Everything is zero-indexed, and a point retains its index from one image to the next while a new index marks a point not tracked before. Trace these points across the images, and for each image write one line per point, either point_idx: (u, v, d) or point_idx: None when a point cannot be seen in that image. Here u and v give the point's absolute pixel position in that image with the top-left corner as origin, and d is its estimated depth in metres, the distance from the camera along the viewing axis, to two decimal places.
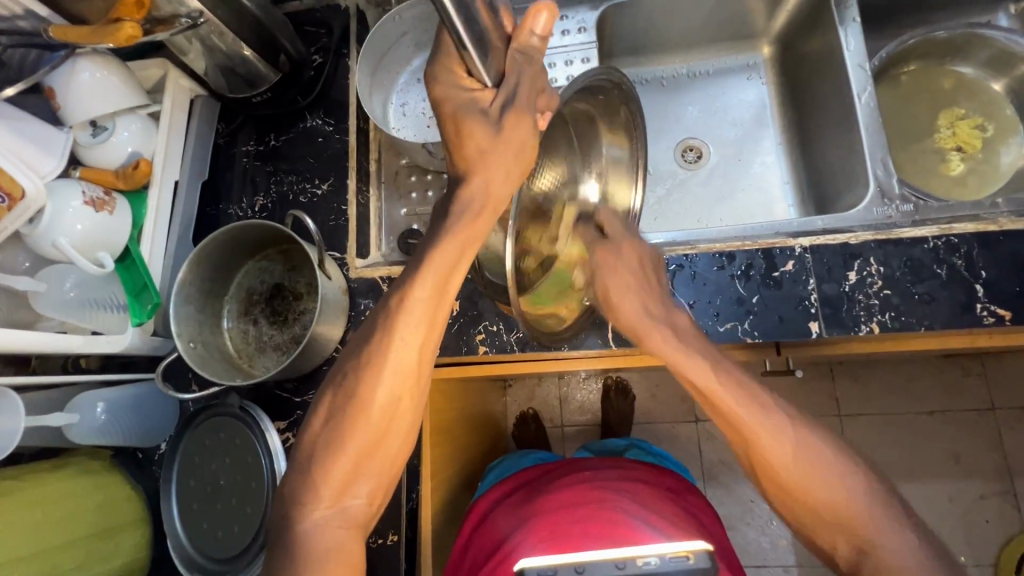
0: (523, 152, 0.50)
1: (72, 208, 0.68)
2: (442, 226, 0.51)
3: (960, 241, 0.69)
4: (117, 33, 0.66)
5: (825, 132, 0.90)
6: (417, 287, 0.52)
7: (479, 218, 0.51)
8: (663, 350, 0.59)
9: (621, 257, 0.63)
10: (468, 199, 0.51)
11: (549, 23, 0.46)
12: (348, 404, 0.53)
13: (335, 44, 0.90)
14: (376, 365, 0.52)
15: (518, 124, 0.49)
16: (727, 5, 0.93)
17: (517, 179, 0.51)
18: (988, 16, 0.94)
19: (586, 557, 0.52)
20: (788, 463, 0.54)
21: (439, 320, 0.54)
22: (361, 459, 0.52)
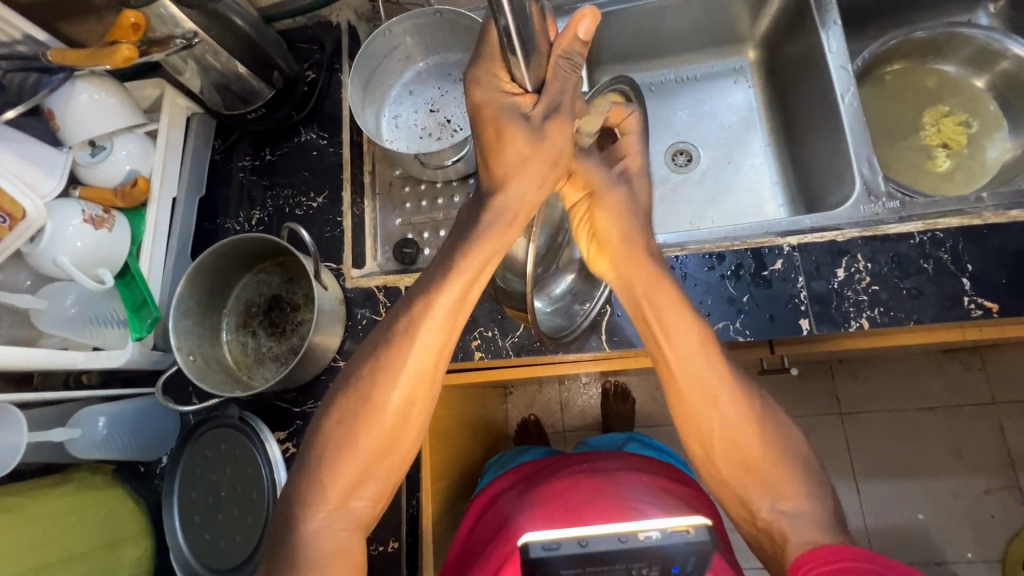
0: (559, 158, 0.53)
1: (73, 227, 0.70)
2: (468, 235, 0.54)
3: (945, 236, 0.70)
4: (114, 55, 0.68)
5: (810, 131, 0.91)
6: (443, 295, 0.54)
7: (510, 226, 0.54)
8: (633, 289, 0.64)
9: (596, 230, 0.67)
10: (502, 206, 0.53)
11: (592, 26, 0.50)
12: (362, 404, 0.55)
13: (328, 59, 0.92)
14: (393, 367, 0.55)
15: (560, 132, 0.51)
16: (712, 11, 0.95)
17: (549, 187, 0.54)
18: (968, 14, 0.95)
19: (590, 529, 0.45)
20: (735, 423, 0.59)
21: (458, 324, 0.56)
22: (371, 460, 0.55)
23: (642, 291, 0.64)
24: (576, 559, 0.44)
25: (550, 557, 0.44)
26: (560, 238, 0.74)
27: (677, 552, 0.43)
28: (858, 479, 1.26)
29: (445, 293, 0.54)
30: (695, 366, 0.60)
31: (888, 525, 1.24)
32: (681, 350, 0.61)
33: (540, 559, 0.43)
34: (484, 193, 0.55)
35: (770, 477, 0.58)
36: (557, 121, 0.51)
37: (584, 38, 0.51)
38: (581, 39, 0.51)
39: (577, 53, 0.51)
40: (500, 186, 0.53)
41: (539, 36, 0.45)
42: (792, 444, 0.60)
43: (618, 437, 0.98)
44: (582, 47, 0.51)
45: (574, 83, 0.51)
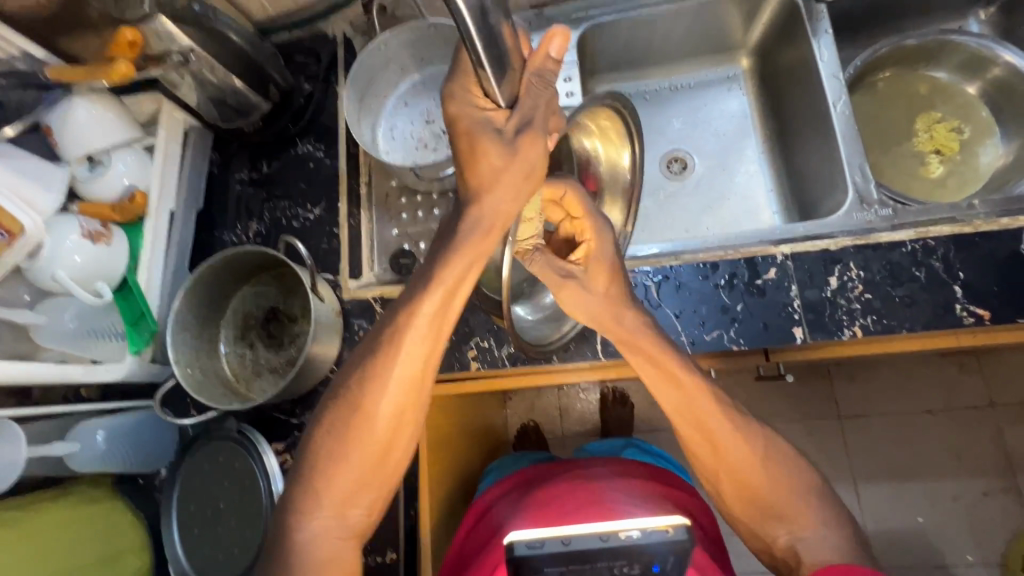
0: (533, 169, 0.49)
1: (70, 241, 0.71)
2: (447, 247, 0.52)
3: (936, 243, 0.71)
4: (111, 71, 0.68)
5: (804, 139, 0.92)
6: (424, 304, 0.53)
7: (487, 238, 0.51)
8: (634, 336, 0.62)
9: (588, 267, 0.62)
10: (476, 218, 0.51)
11: (563, 46, 0.49)
12: (352, 412, 0.55)
13: (324, 72, 0.93)
14: (381, 375, 0.55)
15: (530, 143, 0.48)
16: (705, 21, 0.96)
17: (525, 198, 0.51)
18: (959, 22, 0.96)
19: (572, 529, 0.50)
20: (737, 459, 0.60)
21: (443, 333, 0.55)
22: (366, 467, 0.56)
23: (626, 342, 0.62)
24: (558, 557, 0.48)
25: (534, 555, 0.48)
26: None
27: (655, 549, 0.48)
28: (858, 482, 1.27)
29: (427, 303, 0.53)
30: (685, 412, 0.61)
31: (888, 529, 1.24)
32: (670, 398, 0.61)
33: (524, 557, 0.47)
34: (461, 201, 0.52)
35: (778, 507, 0.59)
36: (525, 136, 0.48)
37: (558, 55, 0.50)
38: (554, 56, 0.49)
39: (550, 71, 0.50)
40: (472, 200, 0.51)
41: (512, 50, 0.44)
42: (789, 464, 0.61)
43: (616, 442, 0.98)
44: (556, 63, 0.50)
45: (548, 98, 0.50)
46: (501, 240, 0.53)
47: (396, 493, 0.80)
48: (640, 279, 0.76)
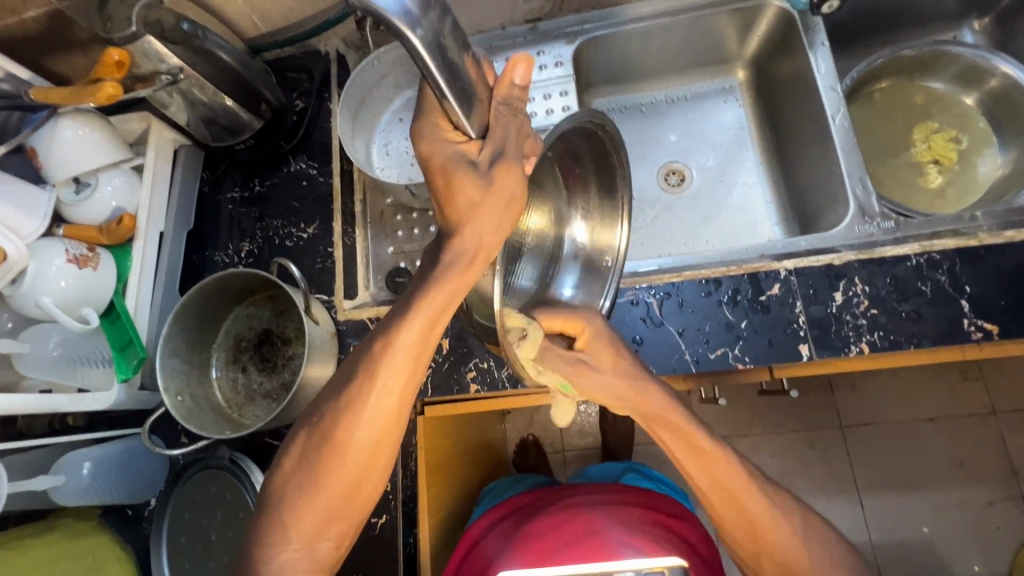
0: (511, 196, 0.47)
1: (55, 266, 0.68)
2: (428, 276, 0.49)
3: (941, 257, 0.70)
4: (97, 93, 0.67)
5: (802, 151, 0.91)
6: (402, 334, 0.51)
7: (469, 269, 0.48)
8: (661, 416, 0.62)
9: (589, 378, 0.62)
10: (457, 246, 0.48)
11: (527, 73, 0.44)
12: (325, 444, 0.53)
13: (317, 88, 0.91)
14: (355, 408, 0.53)
15: (507, 173, 0.46)
16: (700, 34, 0.95)
17: (508, 228, 0.48)
18: (953, 32, 0.96)
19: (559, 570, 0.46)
20: (773, 536, 0.60)
21: (420, 365, 0.53)
22: (336, 501, 0.54)
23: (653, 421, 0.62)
24: None
25: None
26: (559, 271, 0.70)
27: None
28: (862, 493, 1.25)
29: (405, 333, 0.51)
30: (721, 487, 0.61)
31: (894, 540, 1.22)
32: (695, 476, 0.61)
33: None
34: (440, 233, 0.49)
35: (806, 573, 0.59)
36: (501, 165, 0.45)
37: (524, 83, 0.45)
38: (520, 85, 0.45)
39: (518, 98, 0.46)
40: (450, 229, 0.48)
41: (476, 81, 0.42)
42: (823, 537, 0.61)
43: (616, 467, 0.96)
44: (523, 91, 0.45)
45: (519, 124, 0.46)
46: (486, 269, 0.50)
47: (394, 520, 0.77)
48: (641, 296, 0.74)
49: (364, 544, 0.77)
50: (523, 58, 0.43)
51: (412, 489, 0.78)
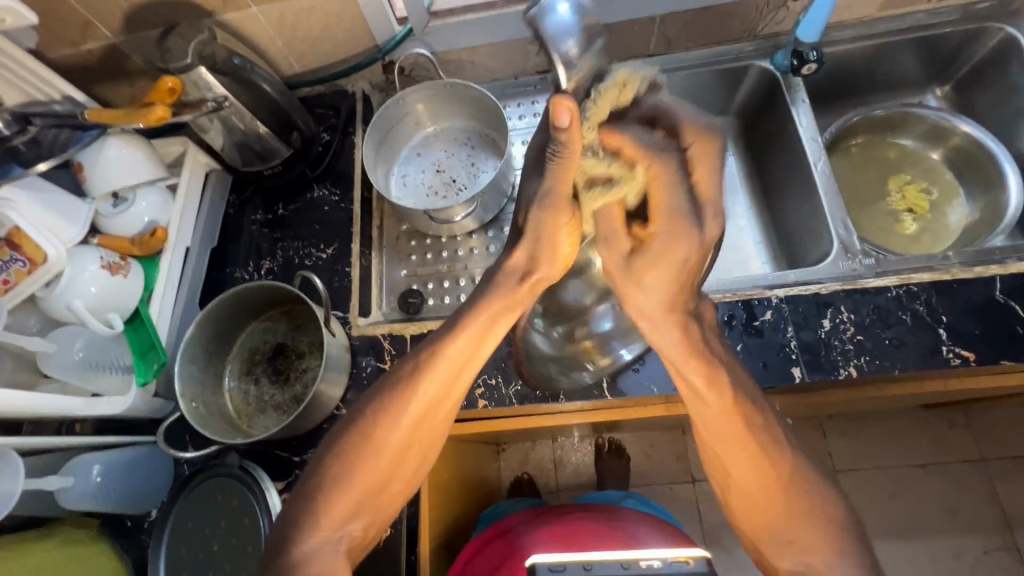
0: (559, 249, 0.59)
1: (89, 272, 0.72)
2: (483, 294, 0.58)
3: (919, 289, 0.76)
4: (147, 115, 0.74)
5: (788, 197, 0.98)
6: (448, 349, 0.58)
7: (515, 291, 0.58)
8: (672, 355, 0.61)
9: (652, 272, 0.60)
10: (512, 270, 0.59)
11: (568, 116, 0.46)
12: (364, 444, 0.58)
13: (342, 123, 0.98)
14: (395, 408, 0.58)
15: (551, 222, 0.57)
16: (692, 91, 1.05)
17: (558, 257, 0.59)
18: (919, 97, 1.07)
19: (594, 556, 0.46)
20: (752, 485, 0.59)
21: (461, 375, 0.60)
22: (367, 491, 0.58)
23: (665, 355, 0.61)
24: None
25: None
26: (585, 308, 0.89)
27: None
28: None
29: (452, 347, 0.58)
30: (726, 446, 0.59)
31: None
32: (695, 414, 0.61)
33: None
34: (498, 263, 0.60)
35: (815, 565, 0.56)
36: (548, 217, 0.56)
37: (570, 125, 0.47)
38: (566, 128, 0.47)
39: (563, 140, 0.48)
40: (508, 254, 0.59)
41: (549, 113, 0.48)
42: None
43: (615, 493, 0.97)
44: (570, 133, 0.48)
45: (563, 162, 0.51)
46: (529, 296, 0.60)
47: (397, 535, 0.77)
48: None
49: (367, 561, 0.76)
50: (566, 101, 0.46)
51: (416, 506, 0.78)
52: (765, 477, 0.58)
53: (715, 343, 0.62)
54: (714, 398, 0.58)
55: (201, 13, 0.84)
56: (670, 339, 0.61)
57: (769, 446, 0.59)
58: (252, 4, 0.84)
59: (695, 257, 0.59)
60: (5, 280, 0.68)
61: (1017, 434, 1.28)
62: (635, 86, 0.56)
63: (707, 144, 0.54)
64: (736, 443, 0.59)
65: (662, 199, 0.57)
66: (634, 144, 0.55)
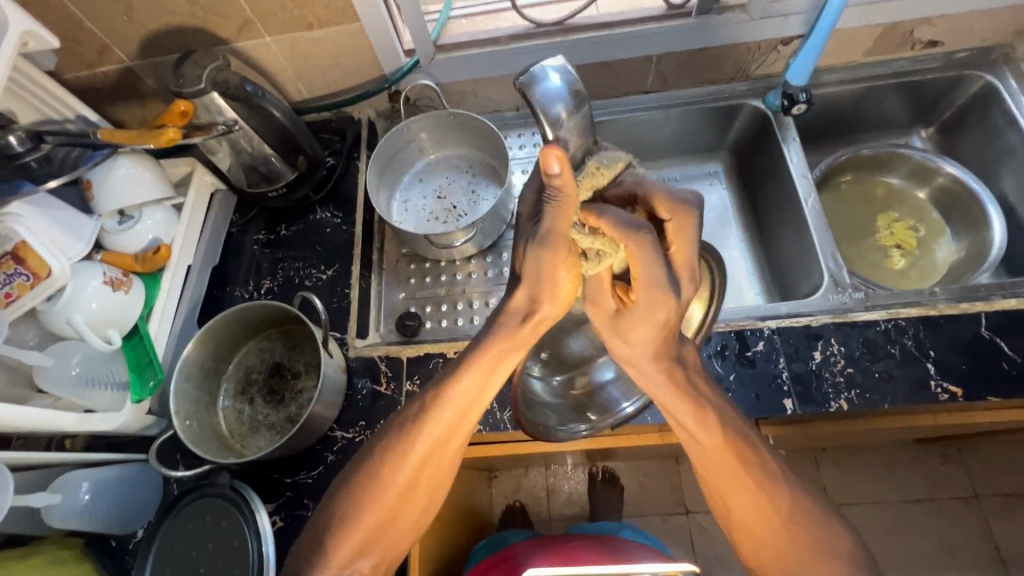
0: (560, 287, 0.53)
1: (91, 288, 0.73)
2: (488, 334, 0.57)
3: (906, 324, 0.78)
4: (159, 136, 0.76)
5: (780, 230, 1.01)
6: (455, 388, 0.58)
7: (520, 331, 0.56)
8: (661, 396, 0.61)
9: (632, 332, 0.57)
10: (514, 311, 0.56)
11: (561, 165, 0.43)
12: (371, 485, 0.59)
13: (347, 149, 1.01)
14: (401, 450, 0.59)
15: (550, 261, 0.52)
16: (686, 128, 1.09)
17: (559, 301, 0.55)
18: (905, 137, 1.11)
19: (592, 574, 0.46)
20: (752, 518, 0.60)
21: (466, 417, 0.60)
22: (372, 530, 0.59)
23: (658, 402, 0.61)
24: None
25: None
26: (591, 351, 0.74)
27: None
28: None
29: (457, 390, 0.57)
30: (717, 476, 0.61)
31: None
32: (691, 450, 0.62)
33: None
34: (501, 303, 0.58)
35: None
36: (546, 255, 0.51)
37: (561, 173, 0.44)
38: (558, 175, 0.44)
39: (557, 190, 0.45)
40: (510, 294, 0.56)
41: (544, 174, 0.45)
42: None
43: (610, 523, 0.96)
44: (562, 180, 0.44)
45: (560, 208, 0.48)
46: (532, 339, 0.57)
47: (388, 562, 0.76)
48: None
49: None
50: (553, 150, 0.43)
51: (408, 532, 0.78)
52: (759, 505, 0.60)
53: (702, 385, 0.62)
54: (706, 428, 0.60)
55: (216, 41, 0.87)
56: (656, 383, 0.60)
57: (761, 474, 0.60)
58: (265, 34, 0.87)
59: (672, 318, 0.55)
60: (8, 293, 0.68)
61: (1011, 471, 1.28)
62: (609, 171, 0.58)
63: (686, 222, 0.55)
64: (730, 474, 0.60)
65: (641, 272, 0.52)
66: (613, 224, 0.52)
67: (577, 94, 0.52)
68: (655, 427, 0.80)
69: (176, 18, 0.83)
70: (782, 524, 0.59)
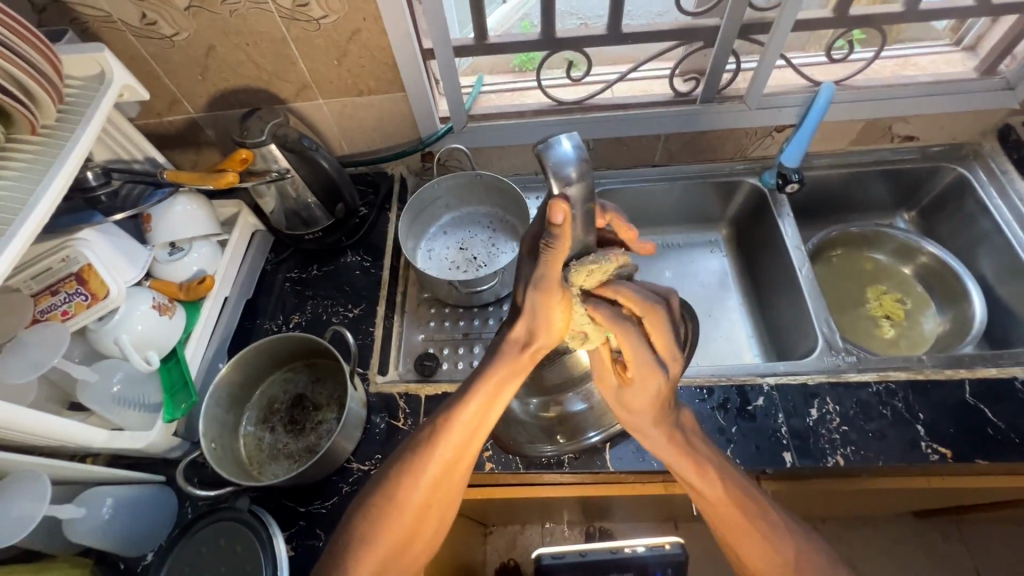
0: (554, 323, 0.64)
1: (140, 310, 0.79)
2: (493, 359, 0.66)
3: (896, 387, 0.83)
4: (220, 179, 0.84)
5: (776, 297, 1.08)
6: (462, 413, 0.65)
7: (519, 357, 0.66)
8: (660, 450, 0.70)
9: (637, 408, 0.68)
10: (513, 341, 0.66)
11: (564, 218, 0.54)
12: (387, 505, 0.64)
13: (380, 201, 1.11)
14: (415, 469, 0.64)
15: (545, 301, 0.62)
16: (689, 200, 1.19)
17: (549, 326, 0.64)
18: (889, 219, 1.22)
19: (589, 546, 0.74)
20: (762, 564, 0.66)
21: (471, 441, 0.66)
22: (390, 551, 0.63)
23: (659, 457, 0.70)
24: (578, 565, 0.72)
25: (556, 563, 0.72)
26: (563, 387, 0.95)
27: (656, 561, 0.71)
28: None
29: (464, 413, 0.65)
30: (720, 523, 0.68)
31: None
32: (702, 506, 0.69)
33: (549, 564, 0.72)
34: (505, 329, 0.67)
35: None
36: (542, 297, 0.61)
37: (563, 224, 0.54)
38: (560, 225, 0.54)
39: (554, 240, 0.56)
40: (510, 327, 0.66)
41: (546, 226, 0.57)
42: None
43: None
44: (562, 231, 0.55)
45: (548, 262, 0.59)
46: (534, 358, 0.67)
47: None
48: None
49: None
50: (560, 207, 0.53)
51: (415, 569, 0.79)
52: (754, 541, 0.66)
53: (701, 444, 0.70)
54: (705, 483, 0.67)
55: (275, 100, 0.98)
56: (661, 445, 0.69)
57: (761, 518, 0.67)
58: (320, 97, 0.99)
59: (665, 388, 0.65)
60: (65, 310, 0.73)
61: (1011, 553, 1.28)
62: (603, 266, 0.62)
63: (657, 322, 0.61)
64: (726, 519, 0.67)
65: (631, 352, 0.63)
66: (602, 316, 0.62)
67: (587, 162, 0.54)
68: (660, 477, 0.83)
69: (245, 80, 0.94)
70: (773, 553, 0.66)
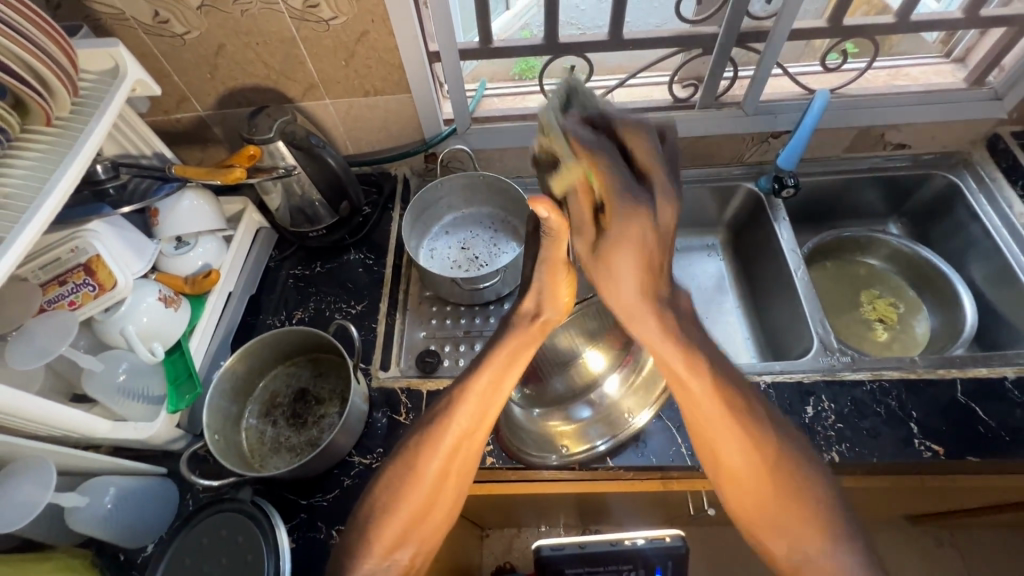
0: (560, 297, 0.69)
1: (146, 302, 0.79)
2: (504, 335, 0.69)
3: (890, 385, 0.85)
4: (227, 174, 0.84)
5: (772, 299, 1.10)
6: (475, 383, 0.67)
7: (528, 331, 0.69)
8: (648, 335, 0.66)
9: (619, 268, 0.63)
10: (523, 314, 0.70)
11: (547, 208, 0.58)
12: (405, 474, 0.64)
13: (383, 201, 1.12)
14: (432, 442, 0.65)
15: (549, 278, 0.68)
16: (687, 204, 1.21)
17: (555, 290, 0.69)
18: (882, 225, 1.24)
19: (587, 537, 0.74)
20: (740, 467, 0.65)
21: (484, 416, 0.67)
22: (410, 518, 0.64)
23: (644, 342, 0.67)
24: (579, 558, 0.73)
25: (556, 554, 0.72)
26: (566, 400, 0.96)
27: (654, 553, 0.72)
28: None
29: (476, 384, 0.67)
30: (708, 423, 0.65)
31: None
32: (684, 401, 0.66)
33: (550, 555, 0.72)
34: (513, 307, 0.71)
35: None
36: (547, 275, 0.67)
37: (549, 214, 0.59)
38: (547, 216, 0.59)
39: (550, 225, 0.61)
40: (519, 301, 0.71)
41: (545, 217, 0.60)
42: None
43: None
44: (551, 219, 0.60)
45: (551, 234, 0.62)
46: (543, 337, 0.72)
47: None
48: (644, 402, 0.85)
49: None
50: (540, 203, 0.58)
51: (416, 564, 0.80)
52: (748, 458, 0.65)
53: (692, 330, 0.66)
54: (693, 381, 0.64)
55: (284, 99, 1.00)
56: (649, 327, 0.65)
57: (747, 418, 0.65)
58: (327, 97, 1.00)
59: (652, 236, 0.58)
60: (72, 301, 0.74)
61: (1004, 558, 1.29)
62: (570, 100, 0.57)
63: (643, 134, 0.55)
64: (717, 430, 0.65)
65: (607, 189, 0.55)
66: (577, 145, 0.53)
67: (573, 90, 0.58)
68: (659, 474, 0.84)
69: (254, 79, 0.96)
70: (794, 503, 0.64)
